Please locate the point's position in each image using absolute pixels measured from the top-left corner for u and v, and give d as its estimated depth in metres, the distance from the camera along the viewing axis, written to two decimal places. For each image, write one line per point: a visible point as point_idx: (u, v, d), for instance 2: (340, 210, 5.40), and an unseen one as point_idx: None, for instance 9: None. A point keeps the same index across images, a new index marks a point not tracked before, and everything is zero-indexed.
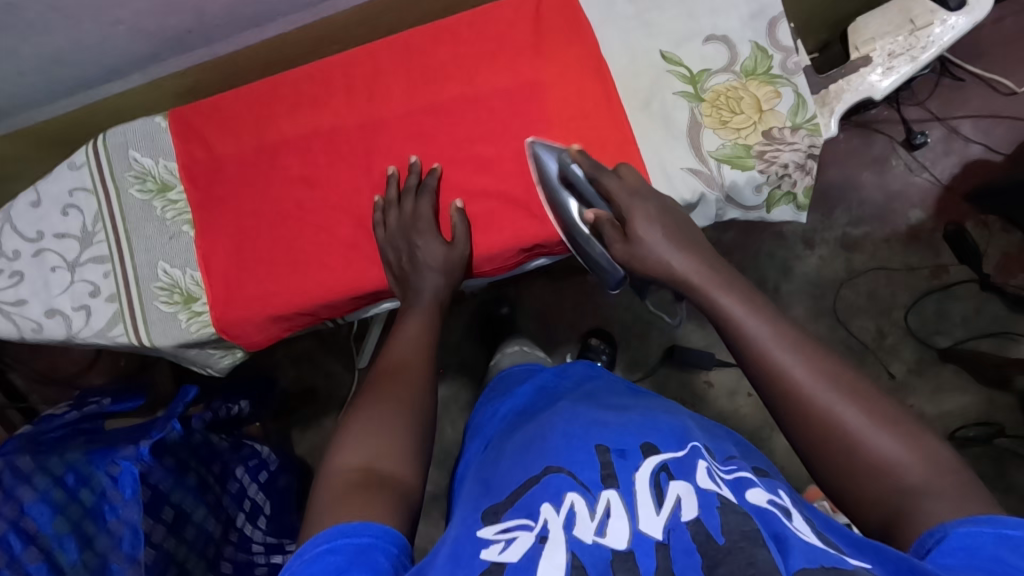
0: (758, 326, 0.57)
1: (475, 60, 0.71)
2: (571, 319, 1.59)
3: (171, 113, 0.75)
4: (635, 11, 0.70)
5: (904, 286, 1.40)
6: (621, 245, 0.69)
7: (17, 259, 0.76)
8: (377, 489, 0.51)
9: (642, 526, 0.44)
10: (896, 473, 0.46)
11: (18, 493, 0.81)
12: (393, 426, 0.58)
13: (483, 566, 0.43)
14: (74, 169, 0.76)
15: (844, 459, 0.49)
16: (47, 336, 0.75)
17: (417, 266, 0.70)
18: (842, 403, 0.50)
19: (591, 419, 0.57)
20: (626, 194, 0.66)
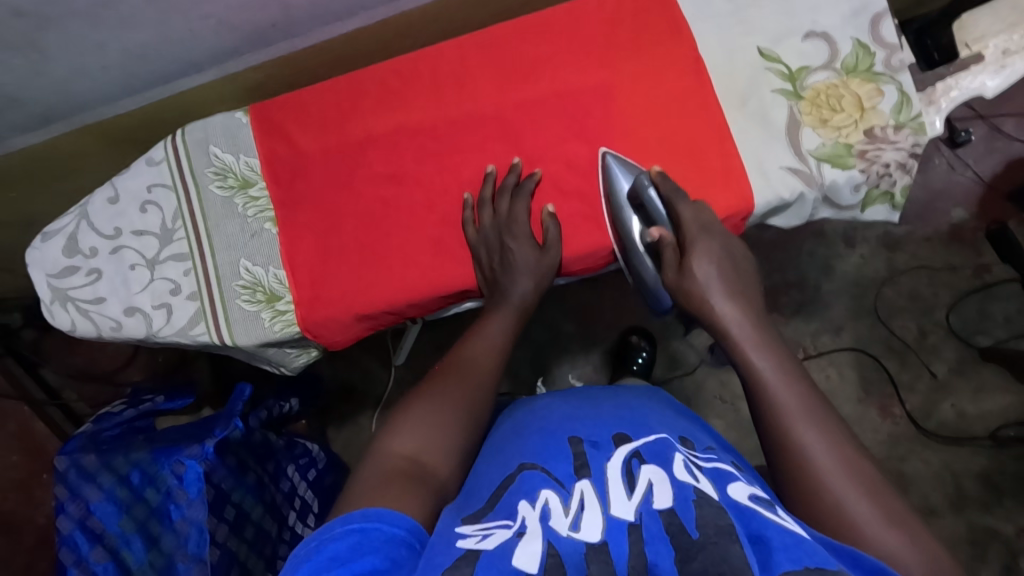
0: (789, 397, 0.55)
1: (563, 59, 0.70)
2: (608, 317, 1.58)
3: (252, 109, 0.74)
4: (731, 8, 0.69)
5: (946, 285, 1.38)
6: (672, 275, 0.68)
7: (94, 256, 0.75)
8: (420, 477, 0.52)
9: (614, 512, 0.47)
10: (896, 572, 0.44)
11: (85, 492, 0.91)
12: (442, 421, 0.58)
13: (460, 553, 0.44)
14: (152, 165, 0.75)
15: (815, 472, 0.50)
16: (126, 335, 0.74)
17: (509, 270, 0.69)
18: (858, 498, 0.48)
19: (566, 415, 0.63)
20: (696, 229, 0.64)
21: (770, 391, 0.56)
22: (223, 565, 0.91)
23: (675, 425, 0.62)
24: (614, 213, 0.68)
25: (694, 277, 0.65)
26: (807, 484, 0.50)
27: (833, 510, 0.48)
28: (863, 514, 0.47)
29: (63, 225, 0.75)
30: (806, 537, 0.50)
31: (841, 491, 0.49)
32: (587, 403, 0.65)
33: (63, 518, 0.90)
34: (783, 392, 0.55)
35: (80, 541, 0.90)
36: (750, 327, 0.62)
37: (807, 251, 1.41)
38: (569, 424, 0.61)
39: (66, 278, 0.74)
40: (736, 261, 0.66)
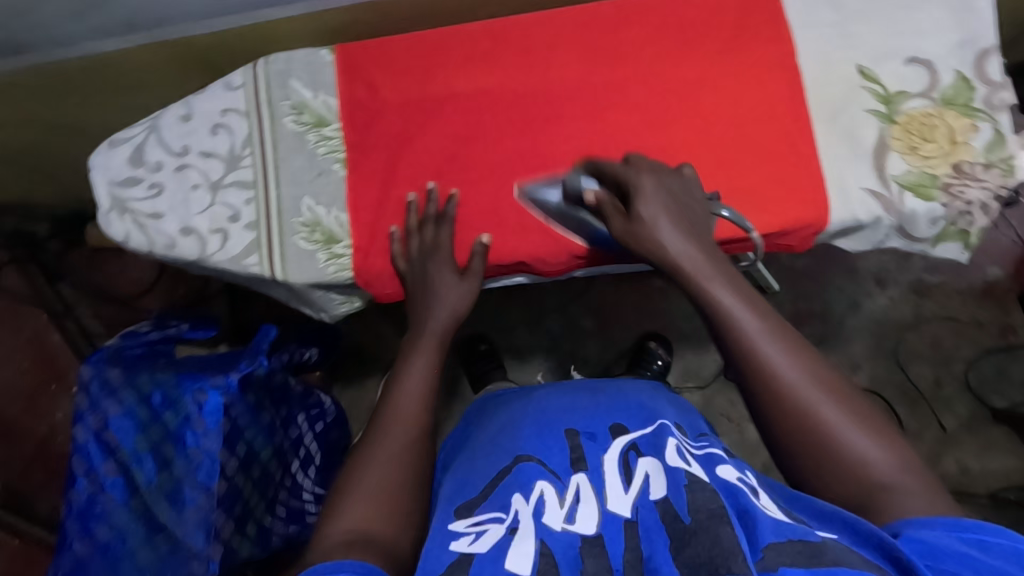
0: (752, 321, 0.51)
1: (657, 46, 0.70)
2: (629, 320, 1.57)
3: (338, 49, 0.74)
4: (838, 19, 0.68)
5: (969, 340, 1.38)
6: (621, 225, 0.60)
7: (158, 171, 0.74)
8: (366, 551, 0.47)
9: (610, 506, 0.51)
10: (867, 479, 0.46)
11: (105, 405, 0.91)
12: (381, 482, 0.53)
13: (451, 559, 0.47)
14: (230, 90, 0.75)
15: (813, 450, 0.48)
16: (177, 254, 0.73)
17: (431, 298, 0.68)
18: (821, 404, 0.49)
19: (562, 408, 0.67)
20: (635, 171, 0.60)
21: (733, 317, 0.52)
22: (227, 500, 0.91)
23: (671, 413, 0.67)
24: (549, 209, 0.69)
25: (647, 224, 0.57)
26: (775, 412, 0.49)
27: (804, 429, 0.48)
28: (837, 425, 0.48)
29: (132, 135, 0.75)
30: (781, 451, 0.50)
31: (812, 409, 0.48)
32: (585, 394, 0.70)
33: (81, 427, 0.91)
34: (747, 316, 0.52)
35: (93, 452, 0.91)
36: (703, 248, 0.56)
37: (837, 285, 1.41)
38: (569, 416, 0.65)
39: (127, 188, 0.74)
40: (687, 203, 0.59)
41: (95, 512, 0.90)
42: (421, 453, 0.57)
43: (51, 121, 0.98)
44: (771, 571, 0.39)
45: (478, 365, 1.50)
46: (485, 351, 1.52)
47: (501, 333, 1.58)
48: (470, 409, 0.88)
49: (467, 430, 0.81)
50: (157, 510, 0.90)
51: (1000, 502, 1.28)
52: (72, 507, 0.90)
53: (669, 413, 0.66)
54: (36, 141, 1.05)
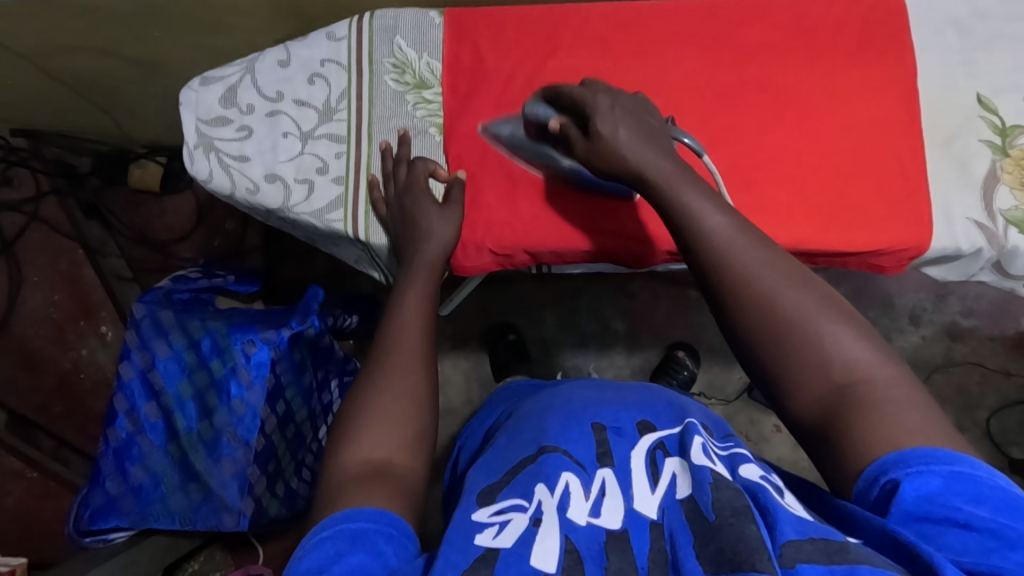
0: (718, 223, 0.52)
1: (774, 50, 0.69)
2: (659, 327, 1.55)
3: (447, 12, 0.74)
4: (962, 46, 0.68)
5: (994, 388, 1.37)
6: (583, 146, 0.60)
7: (249, 114, 0.73)
8: (380, 485, 0.47)
9: (636, 505, 0.47)
10: (841, 371, 0.45)
11: (155, 345, 0.90)
12: (381, 414, 0.52)
13: (478, 552, 0.42)
14: (332, 40, 0.73)
15: (779, 340, 0.48)
16: (259, 200, 0.72)
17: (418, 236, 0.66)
18: (788, 296, 0.48)
19: (586, 399, 0.58)
20: (593, 92, 0.61)
21: (699, 221, 0.52)
22: (262, 455, 0.90)
23: (699, 413, 0.60)
24: (513, 144, 0.70)
25: (610, 140, 0.58)
26: (739, 305, 0.49)
27: (770, 320, 0.48)
28: (804, 320, 0.47)
29: (226, 75, 0.74)
30: (743, 344, 0.50)
31: (778, 302, 0.48)
32: (607, 388, 0.61)
33: (128, 364, 0.91)
34: (713, 219, 0.52)
35: (136, 392, 0.91)
36: (661, 157, 0.57)
37: (872, 318, 1.39)
38: (593, 408, 0.57)
39: (216, 127, 0.72)
40: (648, 119, 0.61)
41: (132, 452, 0.90)
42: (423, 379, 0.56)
43: (125, 52, 0.96)
44: (789, 569, 0.37)
45: (504, 355, 1.46)
46: (512, 342, 1.48)
47: (531, 325, 1.54)
48: (491, 395, 0.84)
49: (486, 420, 0.77)
50: (193, 458, 0.89)
51: None
52: (110, 445, 0.90)
53: (696, 413, 0.59)
54: (101, 70, 1.02)
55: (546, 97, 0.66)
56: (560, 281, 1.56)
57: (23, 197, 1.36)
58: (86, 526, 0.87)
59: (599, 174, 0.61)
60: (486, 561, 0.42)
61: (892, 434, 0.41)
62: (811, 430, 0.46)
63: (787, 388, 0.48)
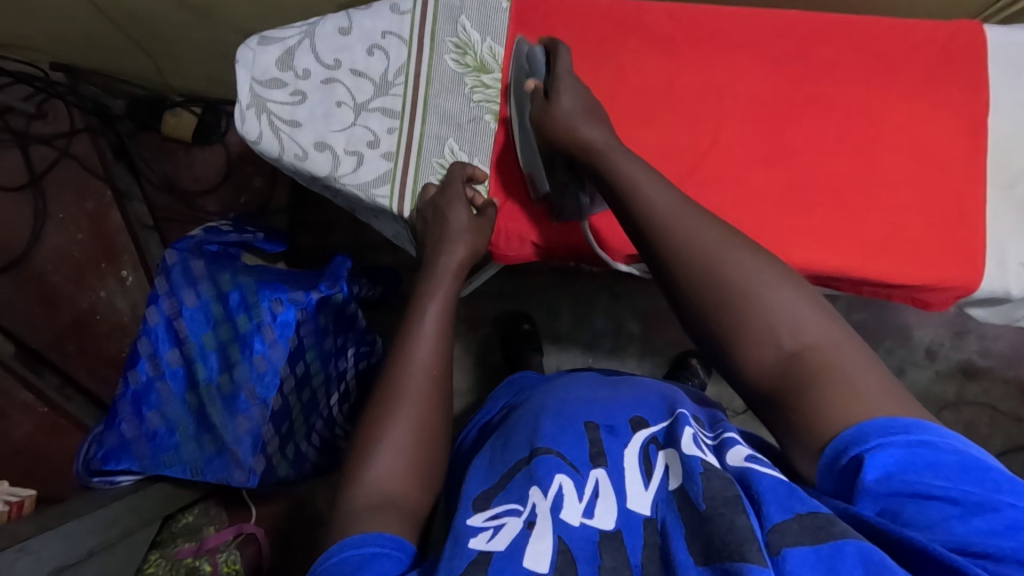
0: (661, 196, 0.53)
1: (844, 70, 0.68)
2: (674, 333, 1.52)
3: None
4: None
5: (1002, 432, 1.35)
6: (540, 107, 0.64)
7: (304, 79, 0.72)
8: (390, 515, 0.46)
9: (629, 503, 0.45)
10: (788, 336, 0.44)
11: (184, 294, 0.91)
12: (396, 444, 0.50)
13: (472, 555, 0.41)
14: (396, 13, 0.72)
15: (719, 307, 0.47)
16: (307, 167, 0.72)
17: (441, 242, 0.64)
18: (730, 265, 0.48)
19: (582, 398, 0.57)
20: (565, 72, 0.64)
21: (642, 195, 0.54)
22: (278, 416, 0.91)
23: (691, 405, 0.58)
24: (517, 83, 0.69)
25: (562, 109, 0.62)
26: (682, 277, 0.50)
27: (713, 292, 0.48)
28: (747, 290, 0.47)
29: (286, 36, 0.72)
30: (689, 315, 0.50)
31: (726, 272, 0.48)
32: (603, 385, 0.61)
33: (155, 310, 0.91)
34: (655, 193, 0.54)
35: (161, 337, 0.91)
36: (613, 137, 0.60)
37: (886, 347, 1.38)
38: (587, 405, 0.57)
39: (270, 89, 0.72)
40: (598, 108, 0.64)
41: (150, 398, 0.91)
42: (434, 400, 0.53)
43: None
44: (777, 557, 0.36)
45: (517, 343, 1.45)
46: (526, 332, 1.47)
47: (546, 316, 1.53)
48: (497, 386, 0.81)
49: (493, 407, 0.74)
50: (211, 409, 0.90)
51: None
52: (129, 388, 0.90)
53: (689, 405, 0.57)
54: (152, 13, 1.01)
55: (548, 50, 0.67)
56: (582, 276, 1.55)
57: (56, 132, 1.32)
58: (98, 464, 0.88)
59: (545, 139, 0.65)
60: (485, 558, 0.41)
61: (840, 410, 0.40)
62: (765, 399, 0.45)
63: (737, 360, 0.47)
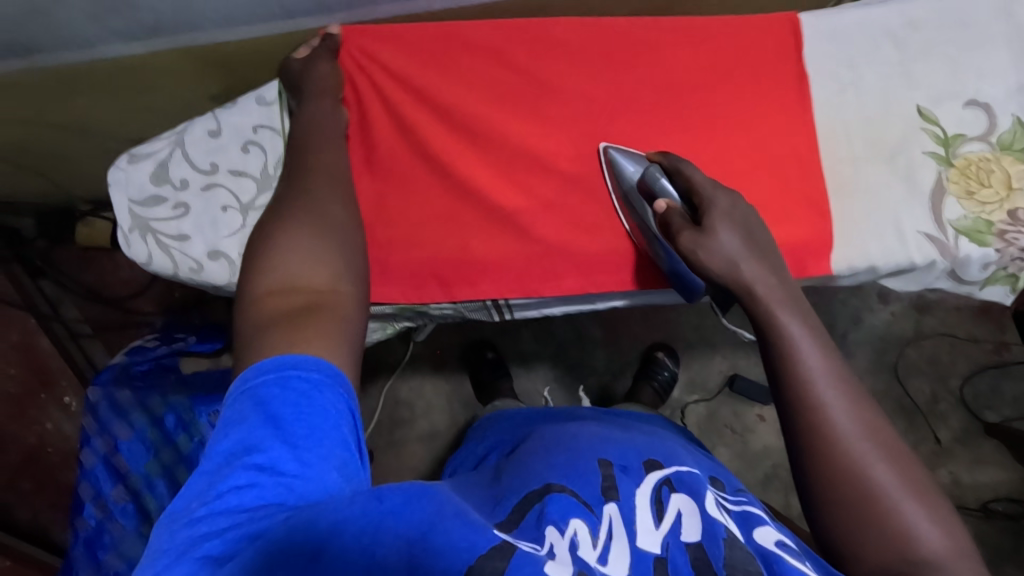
0: (816, 362, 0.49)
1: (717, 83, 0.70)
2: (636, 330, 1.44)
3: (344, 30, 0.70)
4: (898, 57, 0.69)
5: (965, 356, 1.36)
6: (689, 234, 0.58)
7: (183, 189, 0.70)
8: (296, 328, 0.43)
9: (640, 542, 0.43)
10: (917, 550, 0.43)
11: (115, 427, 0.88)
12: (301, 262, 0.47)
13: (496, 539, 0.38)
14: (263, 104, 0.71)
15: (856, 496, 0.45)
16: (206, 278, 0.70)
17: (299, 89, 0.65)
18: (879, 461, 0.45)
19: (593, 438, 0.56)
20: (711, 187, 0.60)
21: (795, 351, 0.50)
22: None
23: (700, 463, 0.56)
24: (629, 196, 0.67)
25: (719, 240, 0.57)
26: (825, 450, 0.46)
27: (857, 485, 0.45)
28: (891, 496, 0.44)
29: (155, 150, 0.71)
30: (813, 484, 0.47)
31: (871, 470, 0.45)
32: (618, 430, 0.60)
33: (88, 451, 0.88)
34: (811, 355, 0.49)
35: (101, 478, 0.87)
36: (777, 279, 0.55)
37: (840, 299, 1.38)
38: (595, 446, 0.54)
39: (150, 207, 0.69)
40: (757, 232, 0.59)
41: (103, 540, 0.86)
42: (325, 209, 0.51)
43: (46, 120, 0.90)
44: None
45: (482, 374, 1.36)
46: (493, 361, 1.37)
47: (509, 342, 1.43)
48: (473, 431, 0.82)
49: (485, 446, 0.73)
50: None
51: (986, 512, 1.28)
52: (80, 535, 0.87)
53: (699, 463, 0.56)
54: (24, 140, 0.96)
55: (668, 167, 0.64)
56: None
57: None
58: None
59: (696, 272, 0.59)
60: None
61: None
62: None
63: (849, 550, 0.45)
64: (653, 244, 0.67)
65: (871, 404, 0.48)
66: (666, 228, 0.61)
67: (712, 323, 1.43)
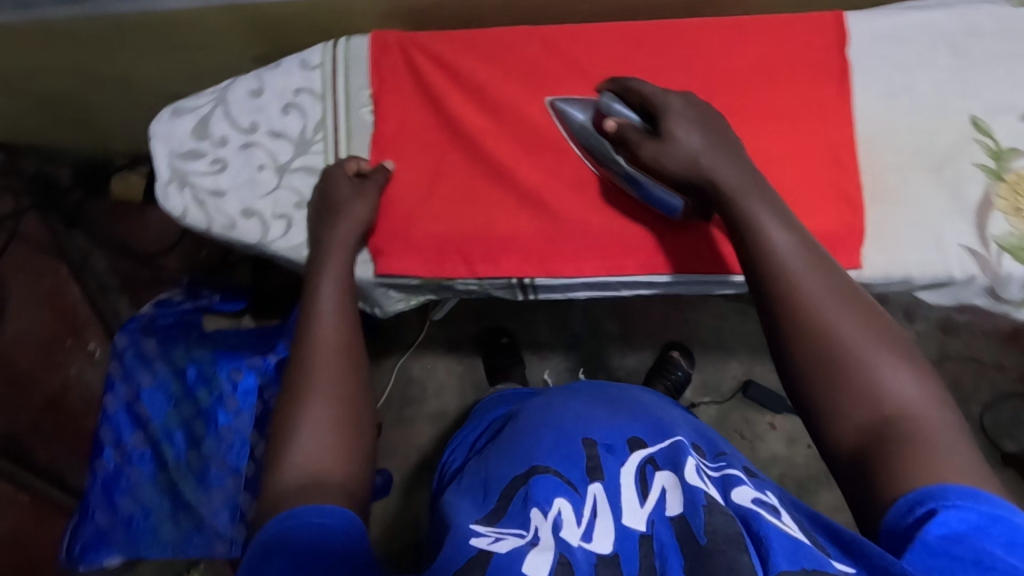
0: (784, 241, 0.49)
1: (766, 78, 0.68)
2: (653, 327, 1.43)
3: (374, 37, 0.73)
4: (955, 65, 0.67)
5: (989, 382, 1.33)
6: (649, 146, 0.58)
7: (223, 146, 0.71)
8: (316, 493, 0.45)
9: (624, 520, 0.44)
10: (888, 404, 0.41)
11: (140, 375, 0.89)
12: (314, 420, 0.49)
13: (472, 554, 0.41)
14: (307, 68, 0.72)
15: (822, 358, 0.44)
16: (237, 236, 0.70)
17: (334, 214, 0.65)
18: (848, 325, 0.45)
19: (576, 415, 0.55)
20: (661, 94, 0.60)
21: (762, 233, 0.50)
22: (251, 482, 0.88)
23: (687, 430, 0.56)
24: (583, 130, 0.67)
25: (678, 141, 0.56)
26: (792, 322, 0.46)
27: (826, 349, 0.44)
28: (858, 355, 0.43)
29: (198, 105, 0.72)
30: (783, 356, 0.46)
31: (840, 335, 0.44)
32: (601, 402, 0.58)
33: (112, 397, 0.90)
34: (779, 235, 0.50)
35: (122, 423, 0.89)
36: (742, 171, 0.55)
37: None
38: (581, 423, 0.54)
39: (188, 161, 0.70)
40: (718, 125, 0.59)
41: (120, 483, 0.89)
42: (350, 370, 0.53)
43: (95, 72, 0.91)
44: None
45: (495, 359, 1.37)
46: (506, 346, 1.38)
47: (525, 329, 1.43)
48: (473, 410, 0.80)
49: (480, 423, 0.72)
50: (183, 487, 0.88)
51: None
52: (98, 476, 0.89)
53: (688, 432, 0.55)
54: (72, 89, 0.98)
55: (617, 89, 0.63)
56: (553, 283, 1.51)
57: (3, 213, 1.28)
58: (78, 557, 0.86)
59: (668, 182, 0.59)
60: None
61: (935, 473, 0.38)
62: (844, 460, 0.42)
63: (823, 416, 0.43)
64: (620, 171, 0.65)
65: (839, 276, 0.48)
66: (625, 144, 0.61)
67: (730, 328, 1.41)
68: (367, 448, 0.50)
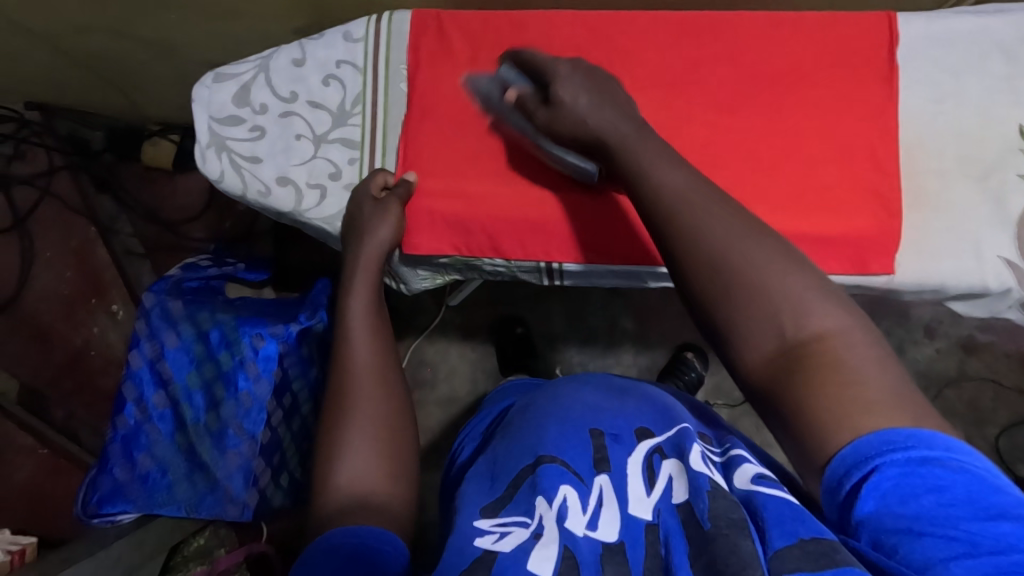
0: (671, 177, 0.50)
1: (808, 77, 0.67)
2: (669, 326, 1.42)
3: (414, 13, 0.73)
4: (1007, 74, 0.66)
5: (1008, 405, 1.31)
6: (544, 113, 0.62)
7: (262, 114, 0.72)
8: (361, 514, 0.47)
9: (632, 511, 0.44)
10: (792, 326, 0.42)
11: (166, 335, 0.90)
12: (354, 444, 0.51)
13: (475, 556, 0.40)
14: (349, 41, 0.72)
15: (724, 286, 0.44)
16: (271, 204, 0.71)
17: (362, 235, 0.66)
18: (744, 250, 0.45)
19: (586, 405, 0.53)
20: (550, 61, 0.64)
21: (651, 175, 0.51)
22: (268, 448, 0.91)
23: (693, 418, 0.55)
24: (489, 100, 0.70)
25: (564, 102, 0.60)
26: (689, 257, 0.46)
27: (724, 279, 0.45)
28: (756, 278, 0.44)
29: (240, 72, 0.72)
30: (691, 292, 0.47)
31: (736, 263, 0.44)
32: (610, 391, 0.57)
33: (137, 353, 0.91)
34: (667, 174, 0.50)
35: (145, 380, 0.91)
36: (625, 119, 0.57)
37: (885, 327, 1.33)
38: (590, 413, 0.53)
39: (228, 126, 0.71)
40: (607, 85, 0.61)
41: (139, 441, 0.90)
42: (386, 394, 0.55)
43: (136, 34, 0.92)
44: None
45: (509, 348, 1.37)
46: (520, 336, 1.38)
47: (540, 320, 1.43)
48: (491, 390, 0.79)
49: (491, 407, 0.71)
50: (200, 448, 0.90)
51: None
52: (118, 432, 0.90)
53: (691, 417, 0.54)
54: (113, 50, 0.99)
55: (515, 62, 0.68)
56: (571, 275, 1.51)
57: (36, 171, 1.27)
58: (92, 509, 0.87)
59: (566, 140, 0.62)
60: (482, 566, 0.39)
61: (848, 411, 0.37)
62: (761, 388, 0.43)
63: (736, 346, 0.44)
64: (532, 142, 0.67)
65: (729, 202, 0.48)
66: (528, 114, 0.65)
67: None
68: (406, 467, 0.53)
